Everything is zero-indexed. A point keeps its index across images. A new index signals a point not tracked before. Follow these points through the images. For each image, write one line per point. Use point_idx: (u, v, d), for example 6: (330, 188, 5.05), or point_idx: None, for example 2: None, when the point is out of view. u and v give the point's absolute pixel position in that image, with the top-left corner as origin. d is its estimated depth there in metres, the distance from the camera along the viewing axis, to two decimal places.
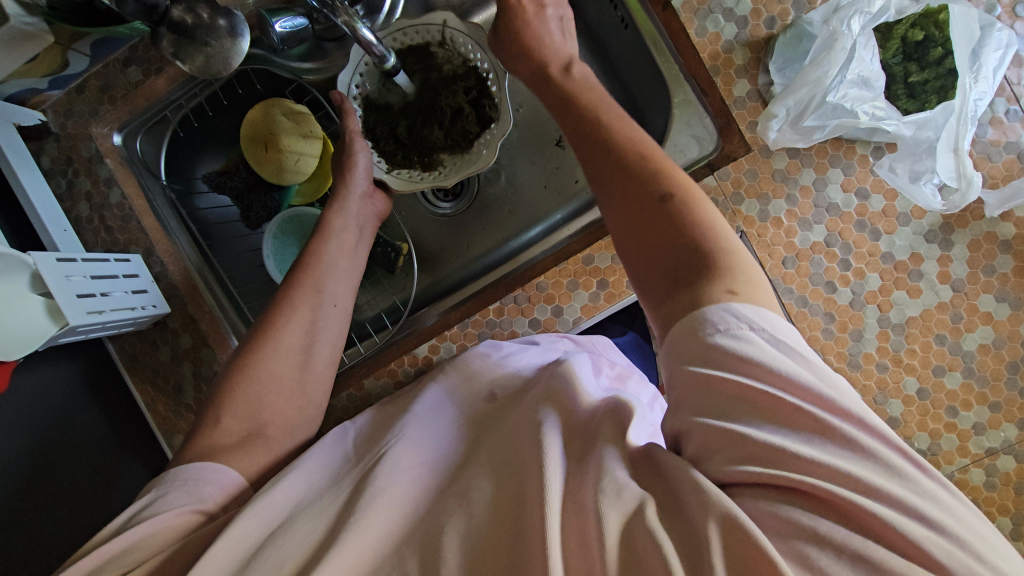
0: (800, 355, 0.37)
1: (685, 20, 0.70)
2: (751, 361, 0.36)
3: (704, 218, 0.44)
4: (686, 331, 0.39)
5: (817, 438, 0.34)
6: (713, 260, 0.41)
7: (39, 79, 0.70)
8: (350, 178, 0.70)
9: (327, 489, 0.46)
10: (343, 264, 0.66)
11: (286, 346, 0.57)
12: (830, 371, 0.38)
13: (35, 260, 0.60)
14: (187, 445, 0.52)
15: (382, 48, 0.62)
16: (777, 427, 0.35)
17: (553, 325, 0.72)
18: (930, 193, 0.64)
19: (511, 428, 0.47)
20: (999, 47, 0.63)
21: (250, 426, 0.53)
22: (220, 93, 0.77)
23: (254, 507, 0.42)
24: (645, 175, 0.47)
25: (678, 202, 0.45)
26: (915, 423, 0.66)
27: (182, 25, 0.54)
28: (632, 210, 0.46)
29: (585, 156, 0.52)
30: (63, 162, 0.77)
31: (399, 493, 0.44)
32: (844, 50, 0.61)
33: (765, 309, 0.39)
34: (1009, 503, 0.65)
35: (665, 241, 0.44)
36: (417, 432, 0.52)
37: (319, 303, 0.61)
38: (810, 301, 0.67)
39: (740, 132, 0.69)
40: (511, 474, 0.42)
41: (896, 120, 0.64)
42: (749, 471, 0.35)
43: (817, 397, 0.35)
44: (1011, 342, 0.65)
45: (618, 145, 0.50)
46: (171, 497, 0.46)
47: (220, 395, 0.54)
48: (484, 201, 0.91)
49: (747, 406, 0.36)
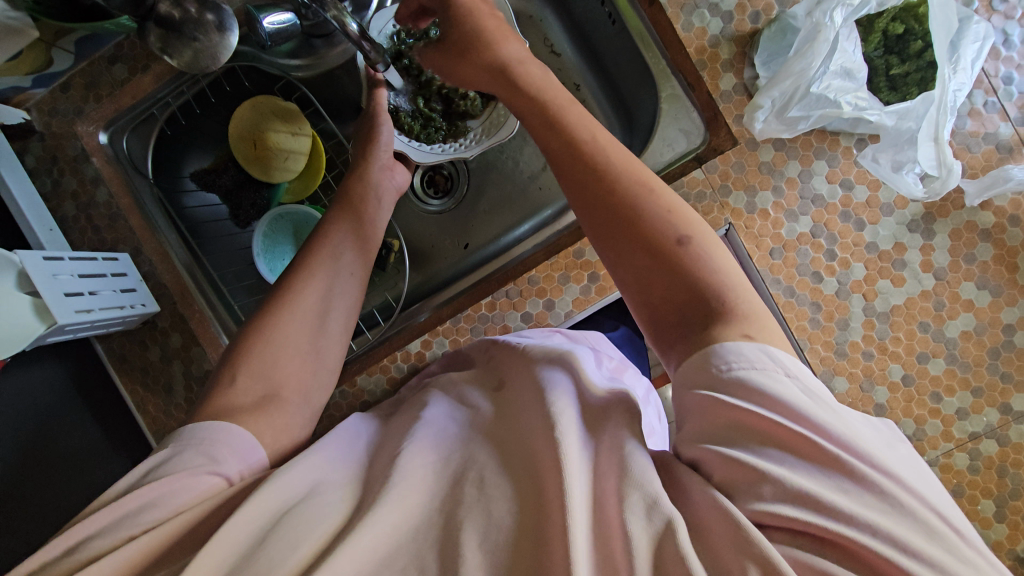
0: (817, 396, 0.38)
1: (671, 16, 0.71)
2: (765, 392, 0.37)
3: (719, 264, 0.44)
4: (695, 371, 0.40)
5: (854, 487, 0.34)
6: (729, 309, 0.42)
7: (23, 78, 0.69)
8: (371, 152, 0.69)
9: (342, 480, 0.45)
10: (361, 237, 0.64)
11: (304, 310, 0.56)
12: (861, 424, 0.38)
13: (22, 259, 0.59)
14: (200, 406, 0.49)
15: (371, 44, 0.63)
16: (809, 469, 0.35)
17: (545, 319, 0.73)
18: (912, 182, 0.65)
19: (523, 420, 0.47)
20: (977, 38, 0.64)
21: (268, 387, 0.51)
22: (208, 90, 0.77)
23: (268, 485, 0.41)
24: (654, 214, 0.45)
25: (693, 251, 0.44)
26: (900, 409, 0.67)
27: (169, 20, 0.53)
28: (646, 250, 0.45)
29: (575, 188, 0.49)
30: (48, 161, 0.76)
31: (418, 477, 0.44)
32: (827, 41, 0.61)
33: (770, 346, 0.40)
34: (992, 486, 0.66)
35: (678, 288, 0.44)
36: (428, 421, 0.51)
37: (335, 271, 0.60)
38: (797, 291, 0.68)
39: (726, 125, 0.70)
40: (531, 478, 0.42)
41: (878, 110, 0.64)
42: (777, 512, 0.34)
43: (842, 440, 0.36)
44: (992, 328, 0.67)
45: (620, 176, 0.47)
46: (187, 456, 0.44)
47: (235, 356, 0.52)
48: (475, 198, 0.92)
49: (759, 438, 0.37)
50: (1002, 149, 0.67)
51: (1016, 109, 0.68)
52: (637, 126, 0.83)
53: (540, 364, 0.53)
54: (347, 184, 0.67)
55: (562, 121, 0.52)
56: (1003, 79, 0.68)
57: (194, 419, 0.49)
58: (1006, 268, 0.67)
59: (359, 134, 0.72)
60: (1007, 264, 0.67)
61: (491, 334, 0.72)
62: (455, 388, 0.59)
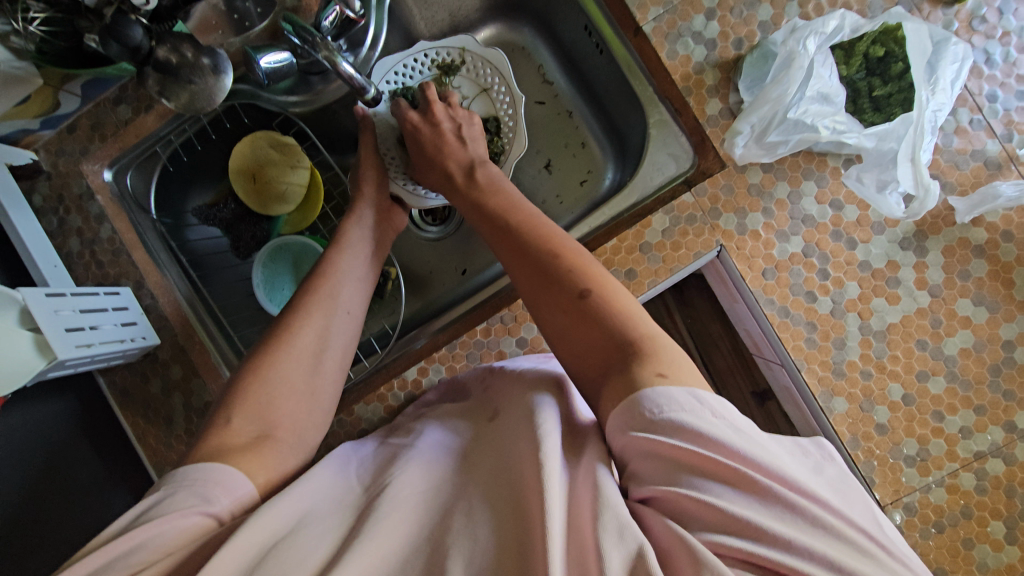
0: (744, 431, 0.39)
1: (656, 45, 0.72)
2: (695, 432, 0.38)
3: (625, 307, 0.48)
4: (626, 418, 0.41)
5: (789, 515, 0.36)
6: (638, 344, 0.45)
7: (30, 120, 0.72)
8: (363, 193, 0.72)
9: (332, 511, 0.45)
10: (357, 273, 0.65)
11: (301, 350, 0.56)
12: (783, 453, 0.40)
13: (25, 297, 0.60)
14: (196, 447, 0.49)
15: (363, 80, 0.66)
16: (748, 501, 0.36)
17: (540, 343, 0.73)
18: (894, 202, 0.66)
19: (510, 445, 0.47)
20: (956, 59, 0.66)
21: (262, 428, 0.51)
22: (208, 127, 0.79)
23: (263, 511, 0.41)
24: (562, 274, 0.50)
25: (597, 298, 0.48)
26: (902, 429, 0.66)
27: (167, 65, 0.55)
28: (557, 305, 0.49)
29: (507, 261, 0.56)
30: (55, 200, 0.78)
31: (404, 507, 0.44)
32: (802, 68, 0.64)
33: (699, 389, 0.41)
34: (1001, 507, 0.65)
35: (591, 334, 0.47)
36: (419, 450, 0.51)
37: (333, 310, 0.61)
38: (792, 311, 0.68)
39: (714, 149, 0.71)
40: (515, 504, 0.42)
41: (857, 132, 0.66)
42: (733, 544, 0.35)
43: (771, 470, 0.37)
44: (991, 345, 0.66)
45: (537, 246, 0.53)
46: (180, 497, 0.44)
47: (234, 395, 0.52)
48: (472, 225, 0.93)
49: (701, 474, 0.38)
50: (990, 165, 0.68)
51: (1001, 125, 0.68)
52: (628, 151, 0.84)
53: (527, 387, 0.53)
54: (344, 227, 0.69)
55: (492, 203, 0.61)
56: (987, 97, 0.68)
57: (188, 452, 0.49)
58: (1002, 283, 0.67)
59: (353, 177, 0.75)
60: (1002, 280, 0.67)
61: (486, 360, 0.73)
62: (448, 417, 0.59)
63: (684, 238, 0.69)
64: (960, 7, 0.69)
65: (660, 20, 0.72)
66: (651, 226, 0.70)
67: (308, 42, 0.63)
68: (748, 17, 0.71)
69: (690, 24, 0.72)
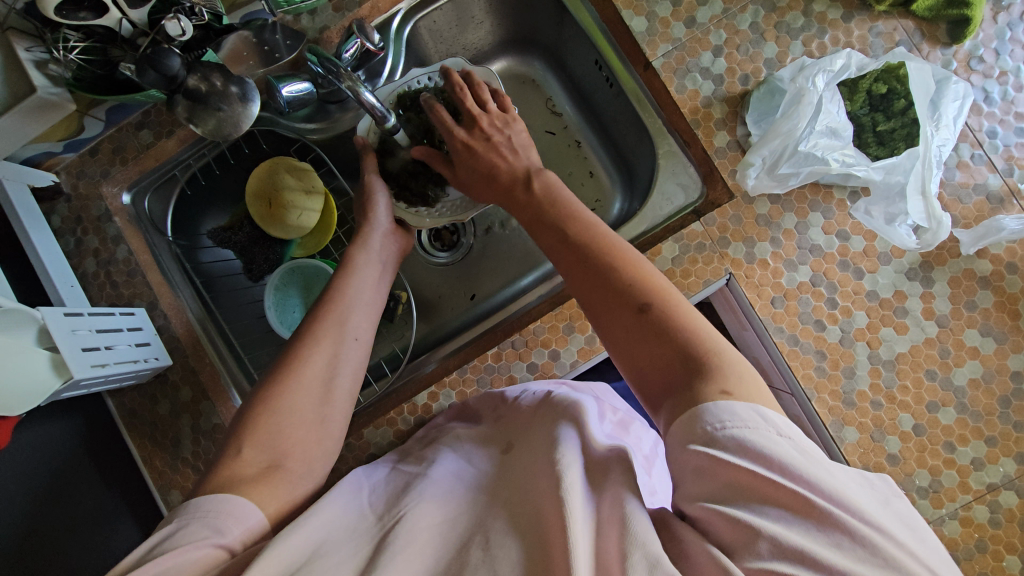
0: (810, 454, 0.38)
1: (665, 79, 0.75)
2: (756, 450, 0.38)
3: (688, 319, 0.47)
4: (685, 432, 0.41)
5: (846, 543, 0.35)
6: (703, 360, 0.44)
7: (54, 143, 0.73)
8: (371, 219, 0.73)
9: (347, 539, 0.45)
10: (366, 299, 0.65)
11: (311, 379, 0.56)
12: (847, 476, 0.39)
13: (43, 315, 0.61)
14: (209, 475, 0.49)
15: (383, 110, 0.68)
16: (802, 525, 0.36)
17: (550, 369, 0.73)
18: (905, 234, 0.68)
19: (529, 483, 0.47)
20: (957, 97, 0.68)
21: (272, 458, 0.51)
22: (228, 153, 0.81)
23: (276, 543, 0.41)
24: (621, 286, 0.50)
25: (659, 311, 0.47)
26: (914, 459, 0.66)
27: (197, 93, 0.57)
28: (616, 319, 0.49)
29: (565, 271, 0.55)
30: (73, 221, 0.80)
31: (419, 542, 0.44)
32: (812, 103, 0.67)
33: (762, 407, 0.40)
34: (1016, 540, 0.64)
35: (654, 349, 0.46)
36: (434, 482, 0.51)
37: (341, 337, 0.60)
38: (801, 339, 0.69)
39: (723, 179, 0.72)
40: (536, 542, 0.41)
41: (865, 166, 0.67)
42: (774, 567, 0.35)
43: (830, 494, 0.36)
44: (1000, 376, 0.67)
45: (595, 253, 0.53)
46: (192, 529, 0.43)
47: (244, 424, 0.52)
48: (481, 249, 0.94)
49: (755, 496, 0.37)
50: (992, 199, 0.69)
51: (1002, 161, 0.70)
52: (636, 181, 0.86)
53: (546, 421, 0.53)
54: (352, 250, 0.69)
55: (546, 215, 0.61)
56: (987, 133, 0.71)
57: (203, 476, 0.49)
58: (1008, 314, 0.68)
59: (358, 202, 0.75)
60: (1008, 311, 0.68)
61: (497, 384, 0.73)
62: (460, 444, 0.59)
63: (694, 266, 0.70)
64: (959, 48, 0.71)
65: (669, 56, 0.75)
66: (661, 254, 0.71)
67: (331, 73, 0.65)
68: (753, 54, 0.73)
69: (698, 61, 0.74)
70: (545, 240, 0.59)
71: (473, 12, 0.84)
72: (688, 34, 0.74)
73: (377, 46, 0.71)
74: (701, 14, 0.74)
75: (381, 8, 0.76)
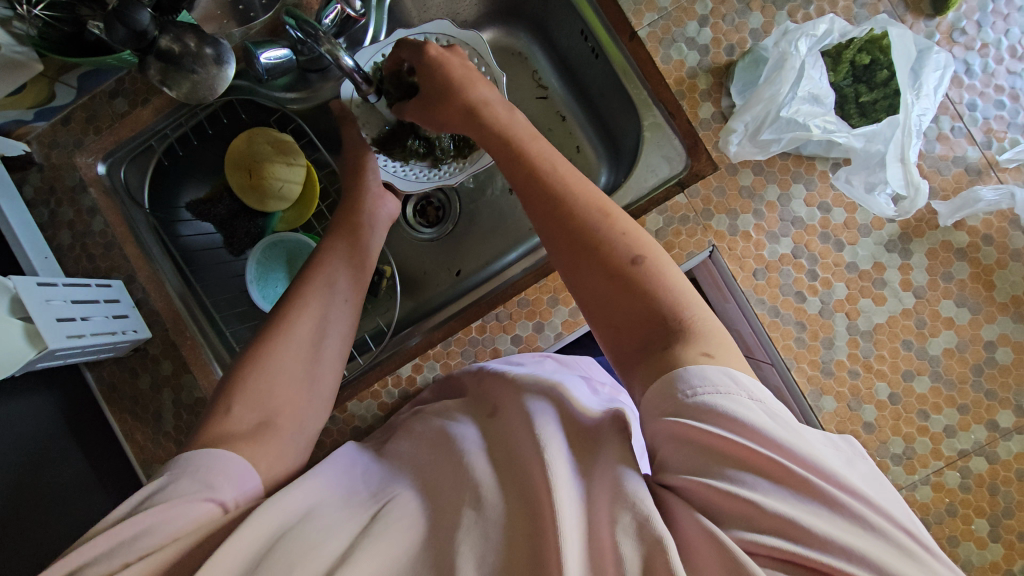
0: (781, 418, 0.39)
1: (650, 49, 0.74)
2: (731, 418, 0.38)
3: (673, 279, 0.48)
4: (658, 398, 0.41)
5: (825, 511, 0.36)
6: (686, 322, 0.45)
7: (24, 111, 0.71)
8: (364, 184, 0.72)
9: (338, 506, 0.45)
10: (354, 262, 0.65)
11: (298, 339, 0.56)
12: (814, 437, 0.40)
13: (16, 284, 0.60)
14: (196, 434, 0.49)
15: (363, 76, 0.66)
16: (775, 489, 0.37)
17: (535, 341, 0.73)
18: (884, 203, 0.69)
19: (512, 442, 0.47)
20: (938, 67, 0.69)
21: (263, 415, 0.51)
22: (206, 122, 0.79)
23: (261, 511, 0.41)
24: (609, 237, 0.49)
25: (647, 266, 0.47)
26: (889, 427, 0.68)
27: (169, 54, 0.56)
28: (602, 271, 0.48)
29: (545, 217, 0.52)
30: (46, 192, 0.78)
31: (410, 510, 0.44)
32: (794, 69, 0.66)
33: (733, 368, 0.41)
34: (984, 504, 0.66)
35: (639, 305, 0.46)
36: (421, 457, 0.51)
37: (330, 298, 0.60)
38: (781, 311, 0.69)
39: (707, 151, 0.72)
40: (524, 502, 0.42)
41: (846, 132, 0.68)
42: (760, 540, 0.35)
43: (806, 461, 0.37)
44: (974, 345, 0.68)
45: (583, 204, 0.51)
46: (183, 484, 0.43)
47: (230, 385, 0.52)
48: (466, 225, 0.94)
49: (731, 463, 0.38)
50: (971, 171, 0.70)
51: (981, 133, 0.71)
52: (622, 154, 0.85)
53: (529, 389, 0.53)
54: (341, 217, 0.69)
55: (525, 157, 0.55)
56: (967, 105, 0.71)
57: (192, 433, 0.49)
58: (983, 285, 0.69)
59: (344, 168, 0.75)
60: (984, 282, 0.69)
61: (481, 357, 0.73)
62: (448, 414, 0.58)
63: (677, 238, 0.71)
64: (941, 20, 0.72)
65: (655, 26, 0.74)
66: (645, 226, 0.71)
67: (309, 36, 0.63)
68: (739, 24, 0.73)
69: (684, 30, 0.73)
70: (519, 183, 0.55)
71: None
72: (673, 3, 0.74)
73: (359, 11, 0.70)
74: None
75: None
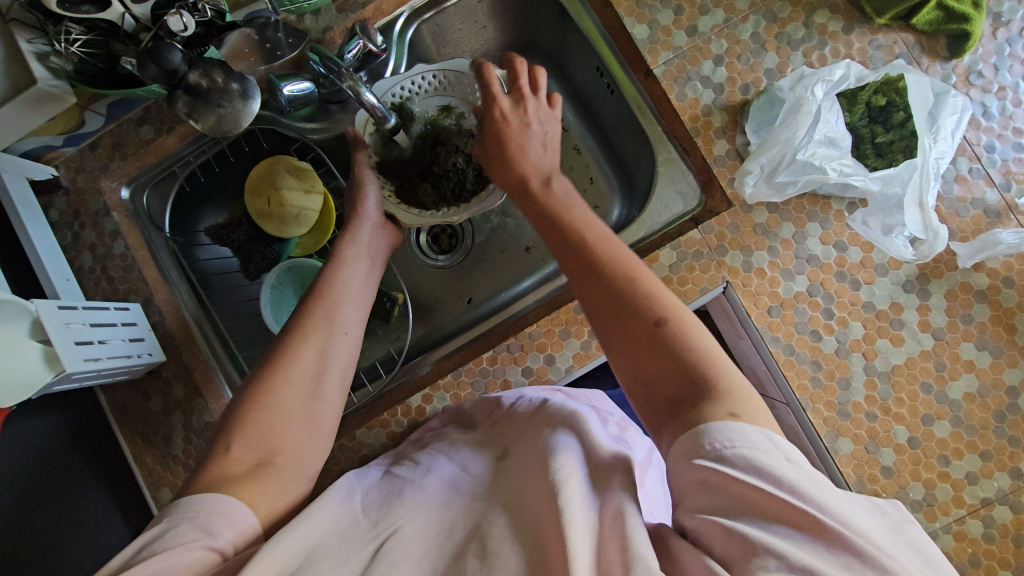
0: (816, 474, 0.38)
1: (665, 87, 0.75)
2: (766, 471, 0.37)
3: (699, 340, 0.46)
4: (691, 448, 0.40)
5: (856, 565, 0.35)
6: (713, 385, 0.43)
7: (54, 137, 0.74)
8: (360, 213, 0.73)
9: (341, 544, 0.44)
10: (355, 294, 0.65)
11: (298, 374, 0.56)
12: (845, 496, 0.39)
13: (37, 307, 0.60)
14: (195, 476, 0.49)
15: (383, 110, 0.68)
16: (802, 537, 0.36)
17: (546, 374, 0.73)
18: (902, 245, 0.68)
19: (523, 489, 0.47)
20: (955, 111, 0.69)
21: (262, 455, 0.51)
22: (227, 150, 0.81)
23: (269, 548, 0.41)
24: (634, 298, 0.48)
25: (673, 327, 0.46)
26: (908, 472, 0.66)
27: (198, 89, 0.58)
28: (628, 332, 0.47)
29: (574, 279, 0.52)
30: (71, 215, 0.80)
31: (412, 552, 0.44)
32: (810, 113, 0.67)
33: (772, 432, 0.40)
34: (1009, 556, 0.64)
35: (665, 367, 0.45)
36: (424, 487, 0.51)
37: (331, 330, 0.60)
38: (797, 349, 0.69)
39: (721, 188, 0.72)
40: (535, 550, 0.41)
41: (863, 176, 0.68)
42: None
43: (838, 514, 0.36)
44: (996, 390, 0.67)
45: (605, 264, 0.50)
46: (182, 530, 0.43)
47: (231, 424, 0.52)
48: (479, 253, 0.94)
49: (761, 512, 0.37)
50: (990, 213, 0.69)
51: (1000, 175, 0.70)
52: (636, 188, 0.86)
53: (544, 429, 0.52)
54: (342, 245, 0.69)
55: (557, 217, 0.57)
56: (986, 147, 0.71)
57: (189, 477, 0.49)
58: (1004, 328, 0.68)
59: (348, 198, 0.75)
60: (1005, 325, 0.68)
61: (492, 389, 0.73)
62: (458, 451, 0.58)
63: (691, 273, 0.71)
64: (958, 62, 0.72)
65: (670, 64, 0.75)
66: (659, 261, 0.71)
67: (332, 72, 0.65)
68: (754, 64, 0.74)
69: (699, 69, 0.74)
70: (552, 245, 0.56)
71: (476, 16, 0.85)
72: (689, 43, 0.75)
73: (380, 47, 0.72)
74: (703, 23, 0.75)
75: (384, 10, 0.77)
